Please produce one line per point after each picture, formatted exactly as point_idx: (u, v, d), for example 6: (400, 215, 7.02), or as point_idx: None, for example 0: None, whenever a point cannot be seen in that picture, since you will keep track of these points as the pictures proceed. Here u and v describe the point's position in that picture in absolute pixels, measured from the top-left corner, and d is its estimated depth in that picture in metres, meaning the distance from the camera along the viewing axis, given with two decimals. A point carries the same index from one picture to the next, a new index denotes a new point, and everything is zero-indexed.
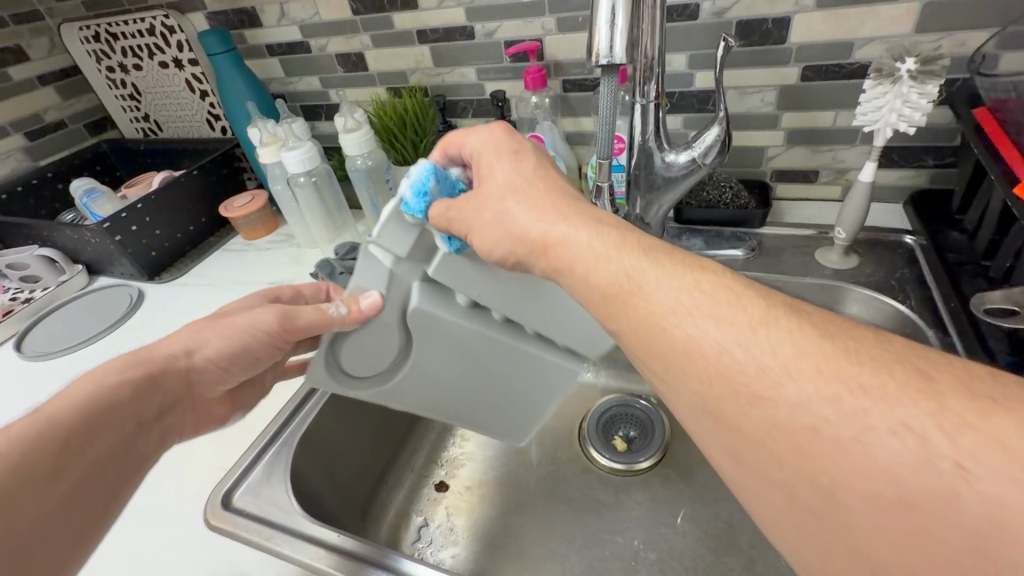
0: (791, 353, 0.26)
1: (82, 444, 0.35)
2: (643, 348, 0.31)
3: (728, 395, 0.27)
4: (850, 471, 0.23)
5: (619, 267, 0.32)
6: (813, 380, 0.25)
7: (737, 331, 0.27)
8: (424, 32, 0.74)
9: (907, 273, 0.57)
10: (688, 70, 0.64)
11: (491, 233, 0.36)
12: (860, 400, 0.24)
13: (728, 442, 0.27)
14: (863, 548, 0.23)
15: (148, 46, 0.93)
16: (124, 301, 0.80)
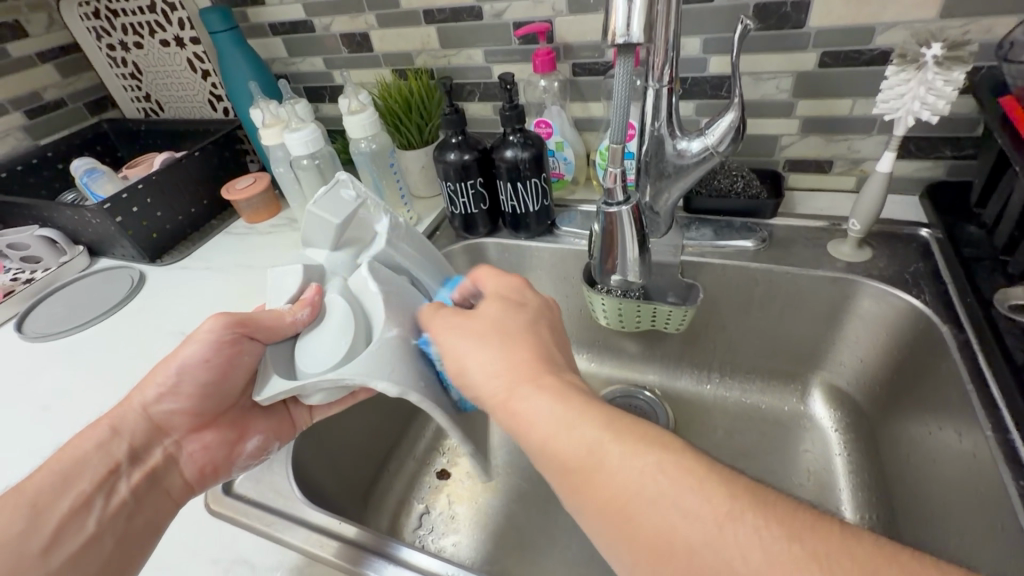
0: (658, 469, 0.30)
1: (54, 498, 0.41)
2: (551, 462, 0.34)
3: (616, 506, 0.30)
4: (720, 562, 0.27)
5: (518, 389, 0.36)
6: (678, 490, 0.29)
7: (618, 447, 0.32)
8: (431, 12, 0.72)
9: (921, 267, 0.56)
10: (702, 55, 0.62)
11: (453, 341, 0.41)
12: (717, 505, 0.28)
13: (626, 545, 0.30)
14: None
15: (148, 24, 0.91)
16: (125, 283, 0.79)
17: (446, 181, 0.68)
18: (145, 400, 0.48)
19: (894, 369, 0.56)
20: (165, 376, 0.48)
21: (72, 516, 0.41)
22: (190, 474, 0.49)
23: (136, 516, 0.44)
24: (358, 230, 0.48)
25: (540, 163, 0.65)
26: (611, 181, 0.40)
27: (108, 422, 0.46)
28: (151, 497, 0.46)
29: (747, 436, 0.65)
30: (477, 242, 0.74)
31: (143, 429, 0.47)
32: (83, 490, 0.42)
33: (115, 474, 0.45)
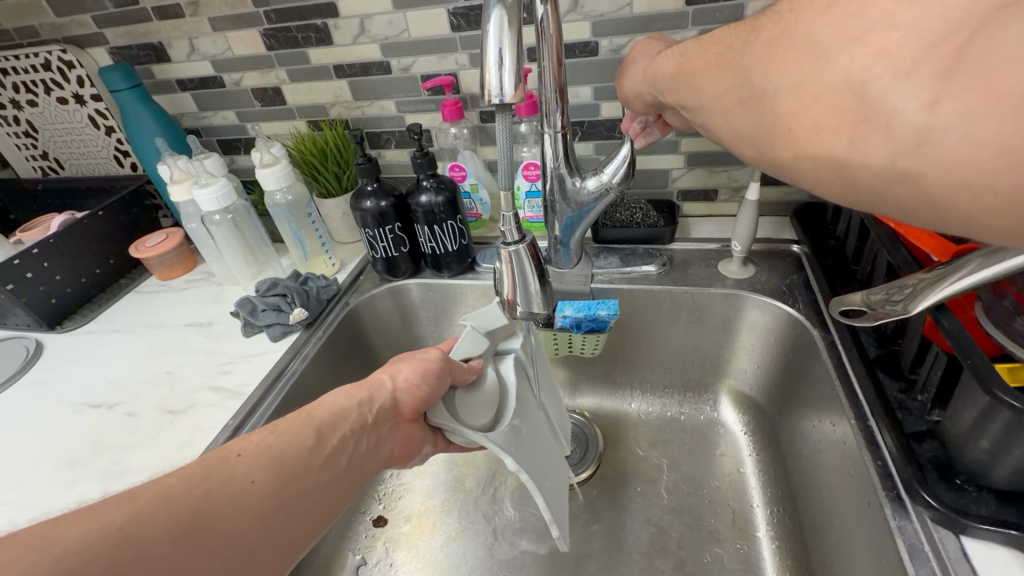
0: (745, 32, 0.31)
1: (330, 445, 0.39)
2: (696, 74, 0.35)
3: (750, 58, 0.29)
4: (817, 117, 0.25)
5: (706, 90, 0.34)
6: (751, 113, 0.29)
7: (718, 87, 0.32)
8: (341, 67, 0.75)
9: (797, 279, 0.63)
10: (594, 101, 0.68)
11: (709, 87, 0.34)
12: (773, 37, 0.28)
13: (731, 89, 0.31)
14: (836, 94, 0.24)
15: (43, 82, 0.88)
16: (21, 355, 0.73)
17: (365, 229, 0.70)
18: (396, 379, 0.44)
19: (784, 371, 0.62)
20: (410, 373, 0.44)
21: (325, 462, 0.38)
22: (392, 458, 0.43)
23: (356, 481, 0.40)
24: (501, 338, 0.51)
25: (455, 205, 0.68)
26: (505, 224, 0.43)
27: (363, 392, 0.43)
28: (372, 462, 0.41)
29: (669, 447, 0.69)
30: (400, 284, 0.76)
31: (389, 407, 0.43)
32: (335, 440, 0.39)
33: (358, 431, 0.41)
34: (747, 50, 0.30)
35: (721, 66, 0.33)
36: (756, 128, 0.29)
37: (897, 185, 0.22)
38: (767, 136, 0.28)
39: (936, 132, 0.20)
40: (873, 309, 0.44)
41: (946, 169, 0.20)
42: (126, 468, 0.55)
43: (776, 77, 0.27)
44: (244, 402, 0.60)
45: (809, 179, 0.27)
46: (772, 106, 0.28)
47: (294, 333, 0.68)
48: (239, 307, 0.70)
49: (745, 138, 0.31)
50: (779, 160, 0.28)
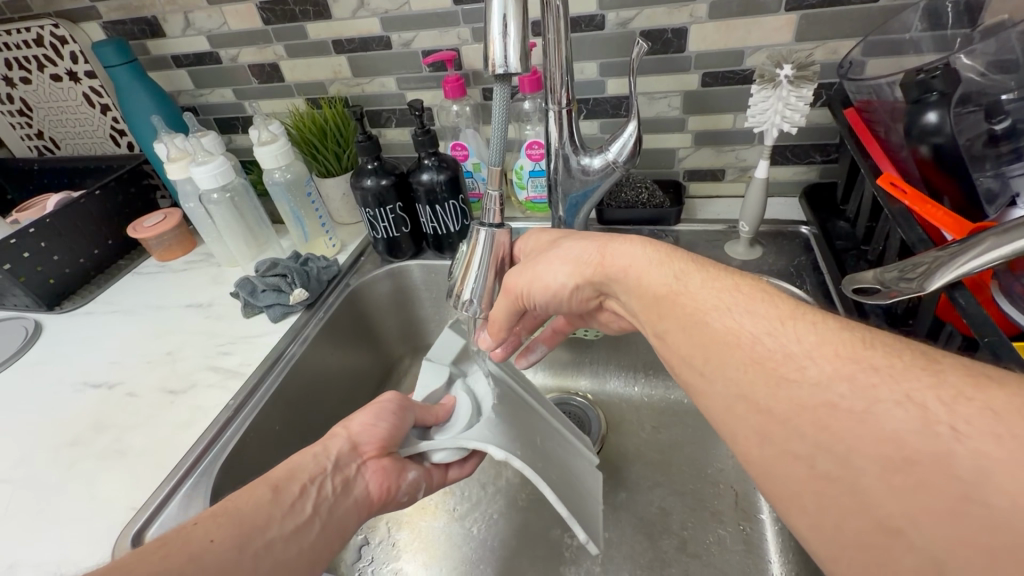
0: (705, 284, 0.34)
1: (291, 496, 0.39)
2: (647, 309, 0.36)
3: (718, 354, 0.30)
4: (821, 410, 0.25)
5: (661, 328, 0.35)
6: (728, 376, 0.30)
7: (682, 329, 0.33)
8: (340, 42, 0.73)
9: (805, 260, 0.62)
10: (600, 78, 0.67)
11: (668, 313, 0.34)
12: (753, 327, 0.30)
13: (697, 348, 0.32)
14: (842, 408, 0.25)
15: (36, 59, 0.86)
16: (19, 335, 0.73)
17: (365, 209, 0.69)
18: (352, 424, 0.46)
19: None
20: (364, 416, 0.47)
21: (289, 508, 0.38)
22: (368, 498, 0.43)
23: (335, 530, 0.40)
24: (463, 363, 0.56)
25: (457, 184, 0.67)
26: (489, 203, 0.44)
27: (318, 442, 0.44)
28: (348, 506, 0.42)
29: (672, 429, 0.69)
30: (402, 265, 0.75)
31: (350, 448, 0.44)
32: (295, 490, 0.40)
33: (319, 477, 0.42)
34: (710, 319, 0.32)
35: (684, 330, 0.33)
36: (715, 359, 0.30)
37: (841, 503, 0.24)
38: (726, 369, 0.30)
39: (905, 453, 0.22)
40: (886, 286, 0.42)
41: (886, 449, 0.23)
42: (127, 447, 0.55)
43: (758, 386, 0.28)
44: (246, 382, 0.59)
45: (739, 424, 0.29)
46: (748, 347, 0.29)
47: (294, 314, 0.68)
48: (239, 287, 0.69)
49: (691, 355, 0.32)
50: (725, 388, 0.30)
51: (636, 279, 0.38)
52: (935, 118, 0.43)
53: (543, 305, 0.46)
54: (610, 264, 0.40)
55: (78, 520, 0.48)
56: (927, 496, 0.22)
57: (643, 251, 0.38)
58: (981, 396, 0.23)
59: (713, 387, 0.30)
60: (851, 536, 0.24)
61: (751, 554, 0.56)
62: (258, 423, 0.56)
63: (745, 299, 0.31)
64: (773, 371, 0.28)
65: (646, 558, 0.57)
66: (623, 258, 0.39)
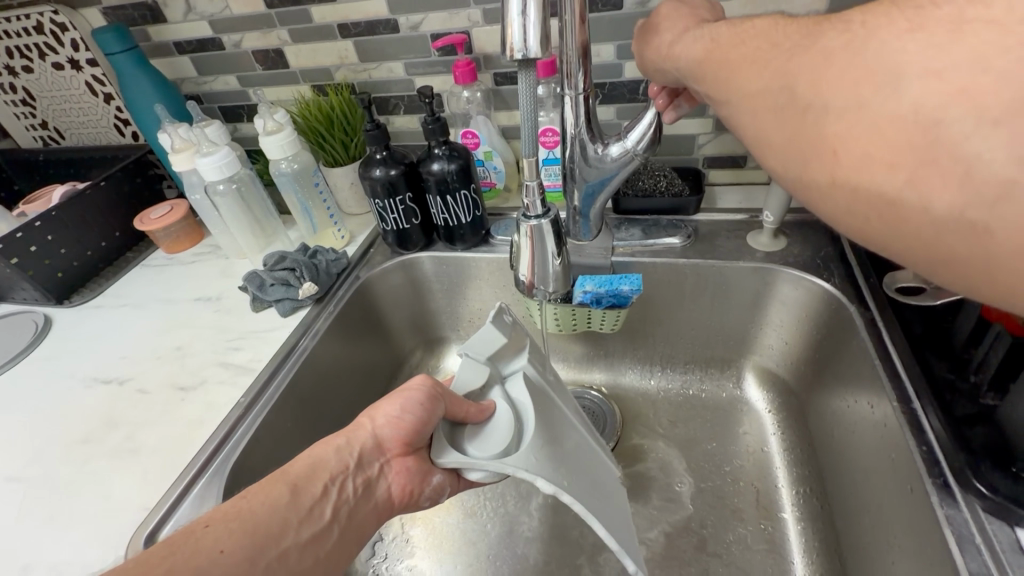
0: (795, 44, 0.28)
1: (309, 501, 0.39)
2: (725, 67, 0.32)
3: (804, 125, 0.26)
4: (919, 158, 0.22)
5: (739, 103, 0.31)
6: (811, 146, 0.26)
7: (760, 96, 0.29)
8: (346, 26, 0.71)
9: (832, 251, 0.60)
10: (617, 60, 0.64)
11: (748, 82, 0.30)
12: (847, 69, 0.25)
13: (783, 115, 0.28)
14: (939, 164, 0.22)
15: (37, 46, 0.84)
16: (29, 329, 0.72)
17: (374, 199, 0.67)
18: (376, 419, 0.44)
19: (815, 349, 0.59)
20: (391, 408, 0.44)
21: (305, 515, 0.38)
22: (388, 500, 0.43)
23: (352, 534, 0.41)
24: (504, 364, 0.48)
25: (468, 174, 0.65)
26: (529, 195, 0.46)
27: (342, 435, 0.43)
28: (365, 509, 0.42)
29: (690, 425, 0.67)
30: (412, 257, 0.73)
31: (372, 446, 0.43)
32: (315, 493, 0.39)
33: (340, 477, 0.41)
34: (797, 88, 0.27)
35: (767, 90, 0.29)
36: (757, 85, 0.29)
37: (879, 214, 0.24)
38: (775, 131, 0.28)
39: (935, 130, 0.21)
40: None
41: (901, 125, 0.22)
42: (138, 445, 0.54)
43: (844, 143, 0.25)
44: (256, 379, 0.58)
45: (788, 161, 0.28)
46: (789, 89, 0.27)
47: (304, 308, 0.67)
48: (247, 281, 0.68)
49: (749, 132, 0.31)
50: (772, 130, 0.29)
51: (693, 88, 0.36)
52: None
53: None
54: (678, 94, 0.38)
55: (91, 520, 0.48)
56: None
57: (725, 51, 0.33)
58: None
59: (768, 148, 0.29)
60: (904, 234, 0.24)
61: (773, 554, 0.54)
62: (270, 420, 0.55)
63: (823, 44, 0.26)
64: (809, 105, 0.26)
65: (664, 557, 0.56)
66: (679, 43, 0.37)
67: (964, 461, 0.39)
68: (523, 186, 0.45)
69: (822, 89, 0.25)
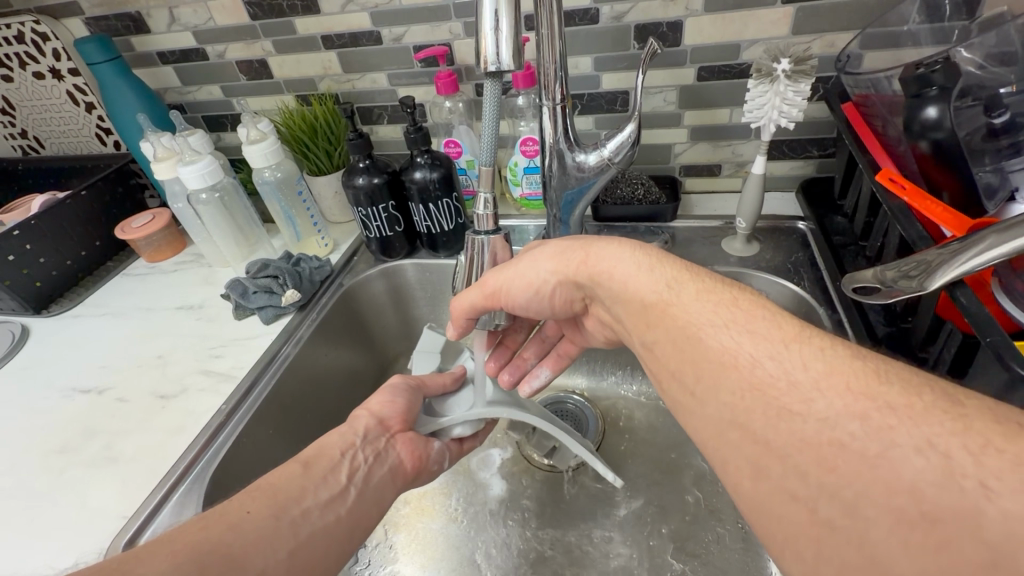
0: (716, 313, 0.32)
1: (326, 468, 0.42)
2: (651, 332, 0.35)
3: (760, 407, 0.27)
4: (865, 484, 0.23)
5: (663, 364, 0.34)
6: (742, 400, 0.28)
7: (691, 343, 0.32)
8: (330, 37, 0.72)
9: (802, 256, 0.62)
10: (595, 72, 0.66)
11: (669, 361, 0.33)
12: (795, 399, 0.26)
13: (745, 423, 0.28)
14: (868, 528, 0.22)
15: (18, 55, 0.84)
16: (6, 339, 0.71)
17: (357, 207, 0.68)
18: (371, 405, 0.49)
19: None
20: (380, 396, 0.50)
21: (320, 482, 0.40)
22: (402, 467, 0.46)
23: (375, 502, 0.42)
24: (451, 357, 0.60)
25: (450, 182, 0.66)
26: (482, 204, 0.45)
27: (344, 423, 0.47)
28: (381, 476, 0.44)
29: (670, 426, 0.68)
30: (395, 264, 0.74)
31: (376, 427, 0.47)
32: (334, 461, 0.42)
33: (351, 450, 0.44)
34: (731, 364, 0.29)
35: (698, 348, 0.31)
36: (683, 350, 0.32)
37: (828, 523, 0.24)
38: (717, 385, 0.29)
39: (887, 463, 0.23)
40: (887, 286, 0.41)
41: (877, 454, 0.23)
42: (118, 454, 0.54)
43: (810, 413, 0.26)
44: (239, 385, 0.58)
45: (709, 403, 0.30)
46: (725, 369, 0.29)
47: (287, 316, 0.67)
48: (229, 289, 0.68)
49: (682, 370, 0.32)
50: (716, 414, 0.29)
51: (622, 282, 0.37)
52: (935, 113, 0.43)
53: (522, 304, 0.46)
54: (594, 264, 0.40)
55: (67, 532, 0.47)
56: (961, 544, 0.20)
57: (629, 256, 0.38)
58: (1011, 431, 0.22)
59: (706, 410, 0.30)
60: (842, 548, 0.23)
61: (750, 553, 0.55)
62: (253, 426, 0.55)
63: (741, 315, 0.31)
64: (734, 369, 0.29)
65: (644, 558, 0.57)
66: (608, 260, 0.39)
67: None
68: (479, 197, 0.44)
69: (760, 424, 0.27)
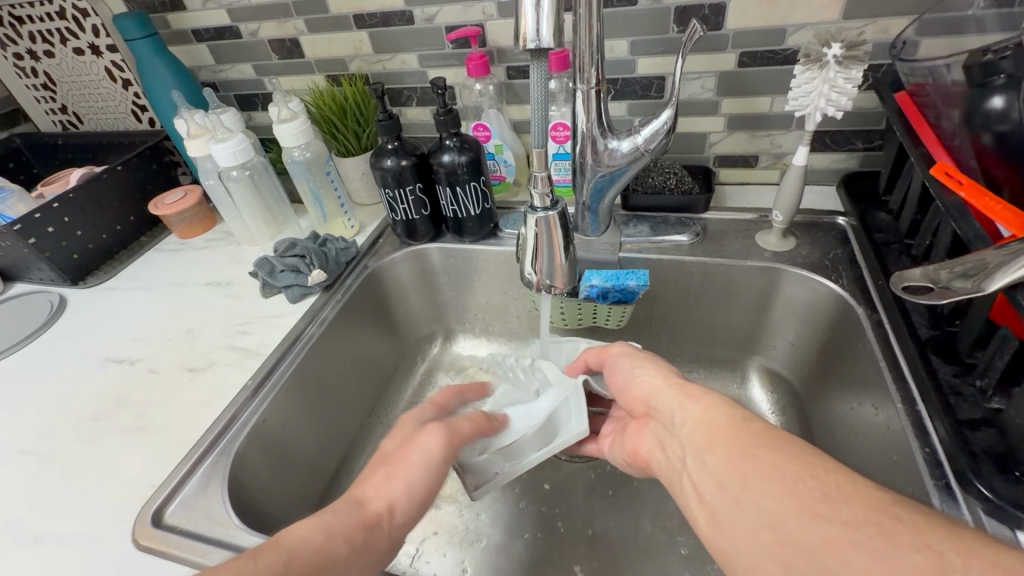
0: (765, 431, 0.32)
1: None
2: (701, 441, 0.34)
3: (791, 509, 0.27)
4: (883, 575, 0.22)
5: (699, 473, 0.33)
6: (779, 506, 0.27)
7: (740, 452, 0.31)
8: (362, 17, 0.71)
9: (840, 253, 0.59)
10: (630, 57, 0.64)
11: (708, 469, 0.32)
12: (825, 508, 0.26)
13: (780, 523, 0.27)
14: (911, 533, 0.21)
15: (59, 31, 0.85)
16: (44, 308, 0.74)
17: (385, 189, 0.67)
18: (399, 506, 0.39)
19: (821, 350, 0.58)
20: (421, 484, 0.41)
21: None
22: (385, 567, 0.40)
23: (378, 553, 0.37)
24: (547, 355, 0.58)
25: (478, 166, 0.65)
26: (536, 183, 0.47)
27: (368, 522, 0.37)
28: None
29: None
30: (420, 248, 0.74)
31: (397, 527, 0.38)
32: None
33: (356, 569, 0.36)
34: (774, 474, 0.29)
35: (750, 459, 0.30)
36: (732, 456, 0.31)
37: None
38: (767, 490, 0.28)
39: None
40: (941, 285, 0.39)
41: None
42: (148, 424, 0.55)
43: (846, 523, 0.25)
44: (264, 365, 0.59)
45: (747, 509, 0.29)
46: (775, 480, 0.29)
47: (313, 296, 0.67)
48: (258, 267, 0.69)
49: (728, 476, 0.31)
50: (749, 517, 0.28)
51: (689, 399, 0.38)
52: (1001, 103, 0.40)
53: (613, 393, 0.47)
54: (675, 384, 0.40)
55: (101, 495, 0.49)
56: None
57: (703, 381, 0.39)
58: None
59: (743, 515, 0.29)
60: None
61: None
62: (277, 403, 0.56)
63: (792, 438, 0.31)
64: (779, 479, 0.28)
65: (662, 552, 0.56)
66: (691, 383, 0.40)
67: (967, 462, 0.38)
68: (532, 176, 0.47)
69: (794, 528, 0.26)
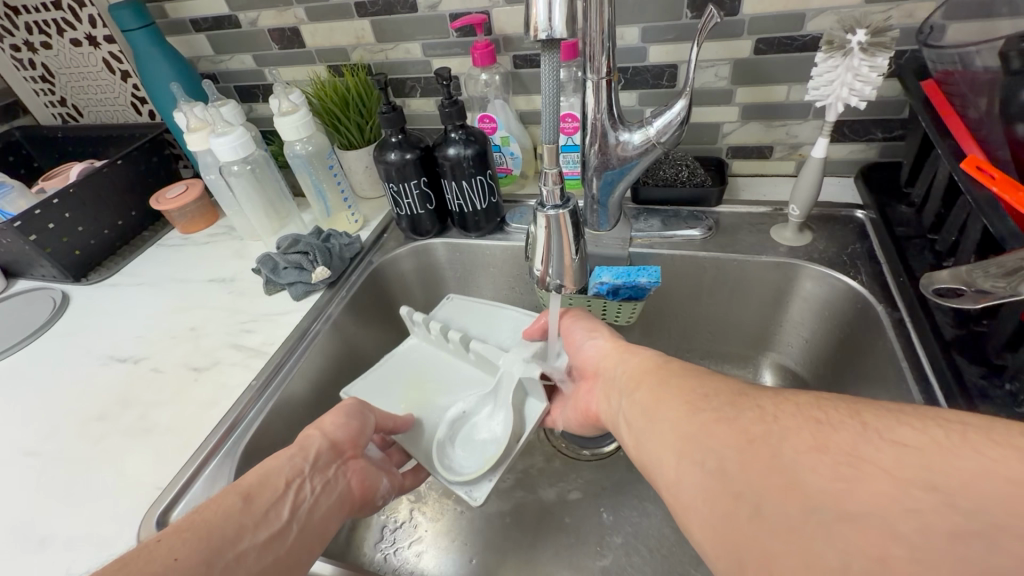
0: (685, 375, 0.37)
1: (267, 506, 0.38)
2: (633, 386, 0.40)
3: (701, 414, 0.31)
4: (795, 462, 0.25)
5: (629, 408, 0.38)
6: (687, 413, 0.32)
7: (662, 388, 0.36)
8: (363, 5, 0.69)
9: (859, 248, 0.57)
10: (641, 44, 0.61)
11: (635, 400, 0.37)
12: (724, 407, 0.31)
13: (689, 425, 0.31)
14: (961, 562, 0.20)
15: (55, 22, 0.83)
16: (47, 305, 0.73)
17: (389, 183, 0.66)
18: (323, 430, 0.46)
19: (837, 347, 0.57)
20: (335, 419, 0.47)
21: (258, 521, 0.37)
22: (349, 493, 0.45)
23: (304, 535, 0.39)
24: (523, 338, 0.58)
25: (484, 159, 0.64)
26: (546, 180, 0.46)
27: (296, 447, 0.44)
28: (326, 506, 0.42)
29: None
30: (425, 243, 0.72)
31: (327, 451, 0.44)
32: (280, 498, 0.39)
33: (296, 480, 0.41)
34: (686, 394, 0.34)
35: (669, 389, 0.36)
36: (655, 390, 0.37)
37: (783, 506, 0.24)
38: (677, 406, 0.33)
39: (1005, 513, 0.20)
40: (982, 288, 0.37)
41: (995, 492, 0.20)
42: (153, 424, 0.55)
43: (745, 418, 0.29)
44: (268, 363, 0.58)
45: (663, 422, 0.33)
46: (686, 398, 0.33)
47: (316, 293, 0.66)
48: (261, 264, 0.68)
49: (648, 403, 0.36)
50: (664, 426, 0.33)
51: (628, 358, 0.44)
52: None
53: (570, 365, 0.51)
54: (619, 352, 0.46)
55: (105, 497, 0.49)
56: None
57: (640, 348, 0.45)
58: None
59: (657, 429, 0.33)
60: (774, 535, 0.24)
61: None
62: (281, 404, 0.55)
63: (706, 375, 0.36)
64: (690, 396, 0.33)
65: (673, 552, 0.55)
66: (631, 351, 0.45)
67: None
68: (542, 173, 0.45)
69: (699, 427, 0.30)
